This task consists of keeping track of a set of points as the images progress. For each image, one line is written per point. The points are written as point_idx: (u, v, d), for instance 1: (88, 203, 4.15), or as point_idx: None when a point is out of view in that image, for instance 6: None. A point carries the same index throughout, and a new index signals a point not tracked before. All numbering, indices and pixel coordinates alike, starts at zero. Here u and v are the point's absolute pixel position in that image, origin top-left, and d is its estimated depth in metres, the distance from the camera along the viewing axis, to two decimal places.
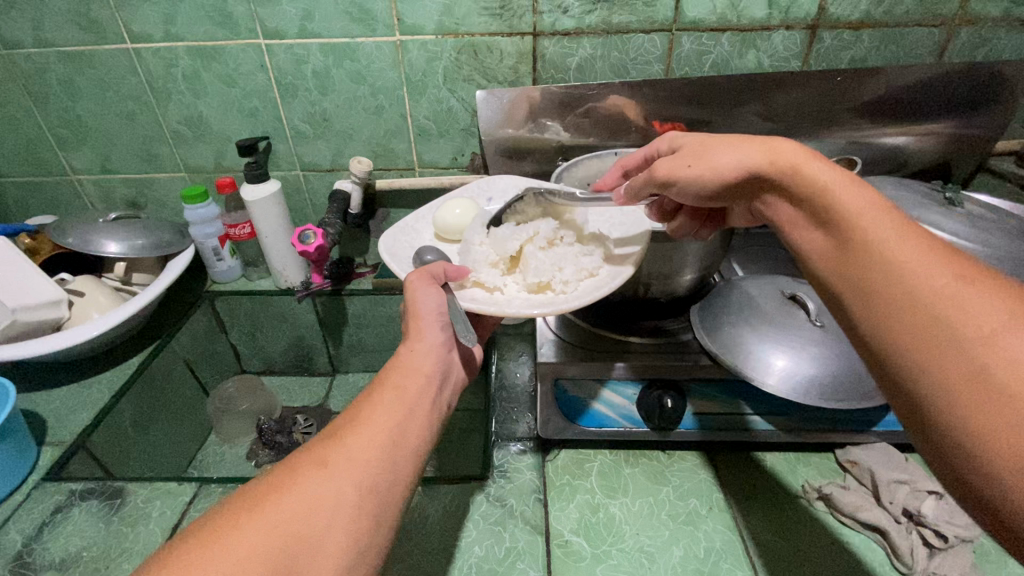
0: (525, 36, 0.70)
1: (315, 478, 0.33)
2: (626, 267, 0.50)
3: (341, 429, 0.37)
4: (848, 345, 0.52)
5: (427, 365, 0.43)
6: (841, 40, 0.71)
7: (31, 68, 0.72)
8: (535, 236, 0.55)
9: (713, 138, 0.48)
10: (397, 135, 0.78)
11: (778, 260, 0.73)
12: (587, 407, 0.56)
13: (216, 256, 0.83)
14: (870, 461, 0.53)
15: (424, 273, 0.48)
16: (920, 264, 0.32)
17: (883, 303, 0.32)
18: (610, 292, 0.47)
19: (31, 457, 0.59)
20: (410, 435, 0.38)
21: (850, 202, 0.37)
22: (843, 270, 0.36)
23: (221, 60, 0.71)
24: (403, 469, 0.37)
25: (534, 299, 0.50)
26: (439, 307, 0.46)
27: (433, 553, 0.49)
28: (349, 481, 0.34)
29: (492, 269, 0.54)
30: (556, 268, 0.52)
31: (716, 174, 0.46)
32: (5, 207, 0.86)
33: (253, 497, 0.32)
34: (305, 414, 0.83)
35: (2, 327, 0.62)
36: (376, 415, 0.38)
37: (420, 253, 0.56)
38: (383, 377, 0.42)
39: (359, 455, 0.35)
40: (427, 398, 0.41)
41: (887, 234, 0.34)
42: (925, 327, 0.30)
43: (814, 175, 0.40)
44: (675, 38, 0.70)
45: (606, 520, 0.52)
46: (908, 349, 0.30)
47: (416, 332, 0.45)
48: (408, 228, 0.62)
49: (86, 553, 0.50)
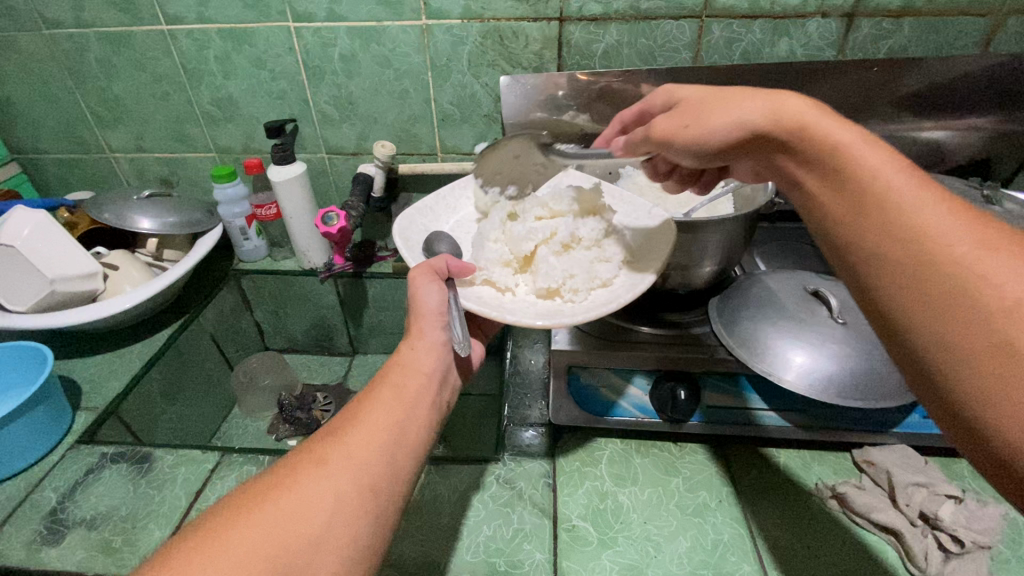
0: (551, 22, 0.69)
1: (314, 475, 0.35)
2: (641, 281, 0.50)
3: (341, 426, 0.39)
4: (873, 353, 0.51)
5: (426, 365, 0.45)
6: (879, 29, 0.68)
7: (71, 47, 0.75)
8: (551, 238, 0.55)
9: (714, 94, 0.43)
10: (421, 120, 0.79)
11: (802, 255, 0.72)
12: (598, 394, 0.56)
13: (243, 236, 0.85)
14: (887, 462, 0.52)
15: (426, 267, 0.48)
16: (945, 231, 0.29)
17: (899, 277, 0.30)
18: (621, 307, 0.46)
19: (66, 421, 0.62)
20: (409, 434, 0.40)
21: (868, 160, 0.34)
22: (861, 234, 0.33)
23: (252, 42, 0.72)
24: (401, 465, 0.38)
25: (542, 305, 0.50)
26: (441, 306, 0.47)
27: (441, 531, 0.50)
28: (347, 479, 0.35)
29: (504, 268, 0.55)
30: (567, 275, 0.52)
31: (716, 136, 0.42)
32: (46, 183, 0.90)
33: (253, 495, 0.33)
34: (324, 393, 0.87)
35: (41, 297, 0.65)
36: (374, 412, 0.40)
37: (434, 243, 0.56)
38: (383, 375, 0.44)
39: (355, 453, 0.37)
40: (425, 398, 0.43)
41: (910, 200, 0.31)
42: (952, 304, 0.28)
43: (824, 131, 0.36)
44: (705, 24, 0.68)
45: (614, 507, 0.52)
46: (928, 326, 0.28)
47: (416, 332, 0.47)
48: (427, 209, 0.61)
49: (115, 513, 0.53)
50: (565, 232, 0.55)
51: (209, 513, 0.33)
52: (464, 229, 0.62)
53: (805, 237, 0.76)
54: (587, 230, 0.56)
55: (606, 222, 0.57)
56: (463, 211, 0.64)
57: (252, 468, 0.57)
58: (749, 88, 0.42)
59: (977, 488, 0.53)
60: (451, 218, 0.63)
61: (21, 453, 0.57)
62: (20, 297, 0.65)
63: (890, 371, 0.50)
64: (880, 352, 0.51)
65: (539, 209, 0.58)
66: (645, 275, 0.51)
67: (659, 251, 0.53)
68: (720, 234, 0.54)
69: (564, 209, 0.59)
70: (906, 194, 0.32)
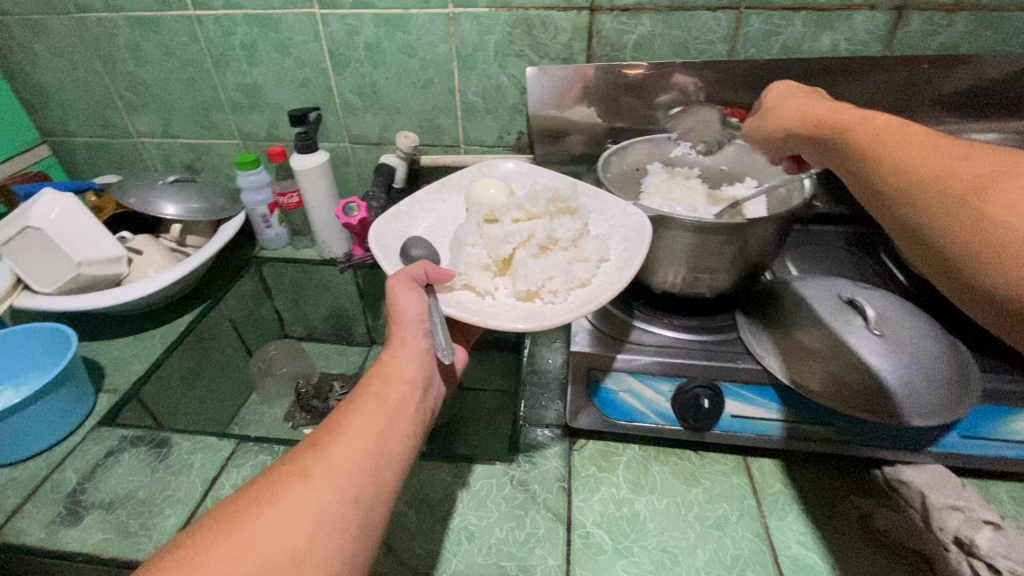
0: (581, 12, 0.67)
1: (299, 488, 0.37)
2: (616, 282, 0.50)
3: (326, 436, 0.40)
4: (904, 367, 0.48)
5: (409, 372, 0.46)
6: (930, 23, 0.64)
7: (101, 31, 0.75)
8: (528, 240, 0.54)
9: (781, 95, 0.51)
10: (444, 111, 0.77)
11: (837, 260, 0.69)
12: (617, 399, 0.55)
13: (265, 223, 0.86)
14: (921, 482, 0.49)
15: (404, 275, 0.49)
16: (944, 155, 0.35)
17: (935, 205, 0.34)
18: (596, 307, 0.47)
19: (88, 403, 0.63)
20: (392, 441, 0.41)
21: (873, 122, 0.41)
22: (893, 183, 0.37)
23: (278, 29, 0.72)
24: (385, 472, 0.40)
25: (521, 309, 0.51)
26: (421, 313, 0.48)
27: (453, 531, 0.50)
28: (332, 491, 0.37)
29: (483, 273, 0.54)
30: (547, 277, 0.51)
31: (777, 129, 0.50)
32: (75, 165, 0.91)
33: (240, 511, 0.35)
34: (341, 381, 0.86)
35: (68, 279, 0.66)
36: (358, 421, 0.41)
37: (408, 249, 0.56)
38: (365, 384, 0.45)
39: (341, 461, 0.38)
40: (408, 404, 0.44)
41: (910, 139, 0.38)
42: (982, 221, 0.31)
43: (849, 114, 0.43)
44: (743, 16, 0.65)
45: (630, 515, 0.51)
46: (941, 226, 0.33)
47: (398, 339, 0.48)
48: (403, 214, 0.61)
49: (133, 496, 0.53)
50: (542, 233, 0.54)
51: (199, 527, 0.35)
52: (441, 232, 0.62)
53: (841, 242, 0.72)
54: (564, 230, 0.54)
55: (583, 221, 0.56)
56: (440, 212, 0.64)
57: (267, 458, 0.57)
58: (800, 91, 0.50)
59: (1016, 514, 0.51)
60: (428, 220, 0.63)
61: (42, 434, 0.58)
62: (45, 278, 0.66)
63: (925, 386, 0.48)
64: (913, 365, 0.48)
65: (515, 211, 0.56)
66: (620, 275, 0.51)
67: (632, 251, 0.54)
68: (757, 237, 0.52)
69: (541, 210, 0.56)
70: (907, 137, 0.38)
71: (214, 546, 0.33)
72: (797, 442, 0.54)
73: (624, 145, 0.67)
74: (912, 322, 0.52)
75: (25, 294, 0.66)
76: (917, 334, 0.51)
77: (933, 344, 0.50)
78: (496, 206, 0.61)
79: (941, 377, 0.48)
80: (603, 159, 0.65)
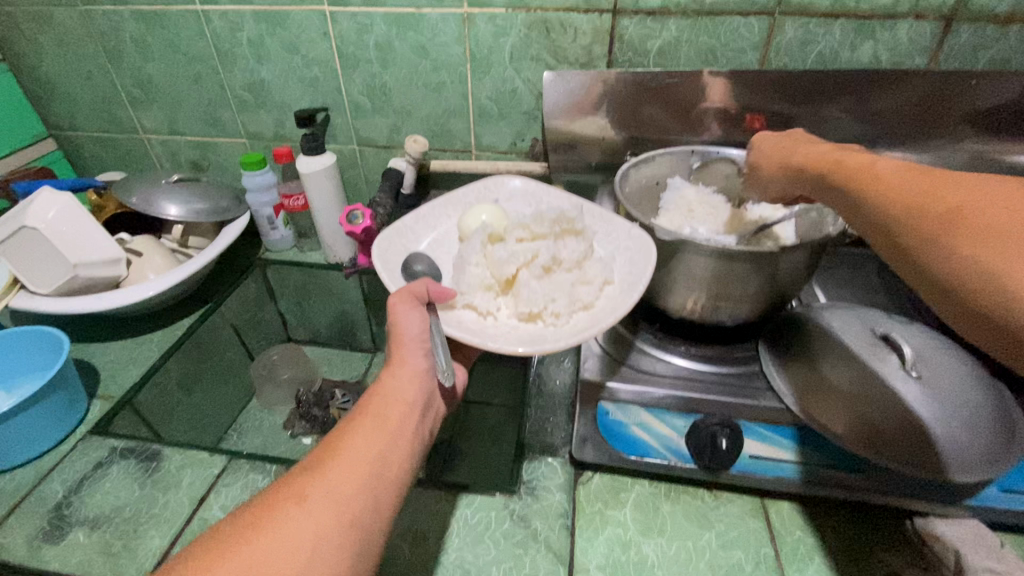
0: (603, 14, 0.63)
1: (292, 515, 0.34)
2: (622, 306, 0.48)
3: (318, 462, 0.37)
4: (945, 415, 0.44)
5: (410, 393, 0.43)
6: (980, 36, 0.59)
7: (107, 25, 0.73)
8: (533, 260, 0.51)
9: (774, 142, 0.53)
10: (456, 115, 0.74)
11: (869, 287, 0.65)
12: (629, 433, 0.51)
13: (270, 225, 0.83)
14: (957, 539, 0.45)
15: (405, 293, 0.46)
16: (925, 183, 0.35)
17: (927, 232, 0.33)
18: (601, 332, 0.44)
19: (81, 410, 0.61)
20: (389, 469, 0.38)
21: (855, 162, 0.41)
22: (880, 215, 0.37)
23: (286, 26, 0.69)
24: (384, 498, 0.37)
25: (523, 331, 0.48)
26: (424, 332, 0.45)
27: (446, 569, 0.47)
28: (326, 519, 0.34)
29: (485, 293, 0.51)
30: (549, 299, 0.49)
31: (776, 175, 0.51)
32: (81, 160, 0.90)
33: (228, 539, 0.32)
34: (343, 390, 0.83)
35: (64, 281, 0.64)
36: (353, 446, 0.38)
37: (411, 265, 0.54)
38: (364, 404, 0.42)
39: (335, 491, 0.35)
40: (407, 428, 0.41)
41: (890, 172, 0.38)
42: (981, 258, 0.30)
43: (833, 158, 0.44)
44: (777, 23, 0.61)
45: (637, 560, 0.47)
46: (938, 252, 0.33)
47: (398, 358, 0.44)
48: (406, 228, 0.59)
49: (118, 514, 0.51)
50: (547, 254, 0.51)
51: (184, 557, 0.32)
52: (445, 248, 0.59)
53: (874, 266, 0.68)
54: (569, 251, 0.52)
55: (589, 243, 0.53)
56: (445, 227, 0.62)
57: (258, 477, 0.54)
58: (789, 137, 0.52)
59: None
60: (432, 235, 0.60)
61: (31, 442, 0.56)
62: (41, 279, 0.65)
63: (967, 437, 0.43)
64: (953, 410, 0.44)
65: (520, 230, 0.54)
66: (626, 299, 0.48)
67: (638, 274, 0.51)
68: (786, 266, 0.48)
69: (546, 230, 0.53)
70: (885, 171, 0.38)
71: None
72: (815, 487, 0.49)
73: (644, 158, 0.63)
74: (952, 360, 0.47)
75: (21, 295, 0.65)
76: (957, 374, 0.46)
77: (975, 386, 0.46)
78: (502, 225, 0.58)
79: (985, 425, 0.44)
80: (621, 173, 0.61)
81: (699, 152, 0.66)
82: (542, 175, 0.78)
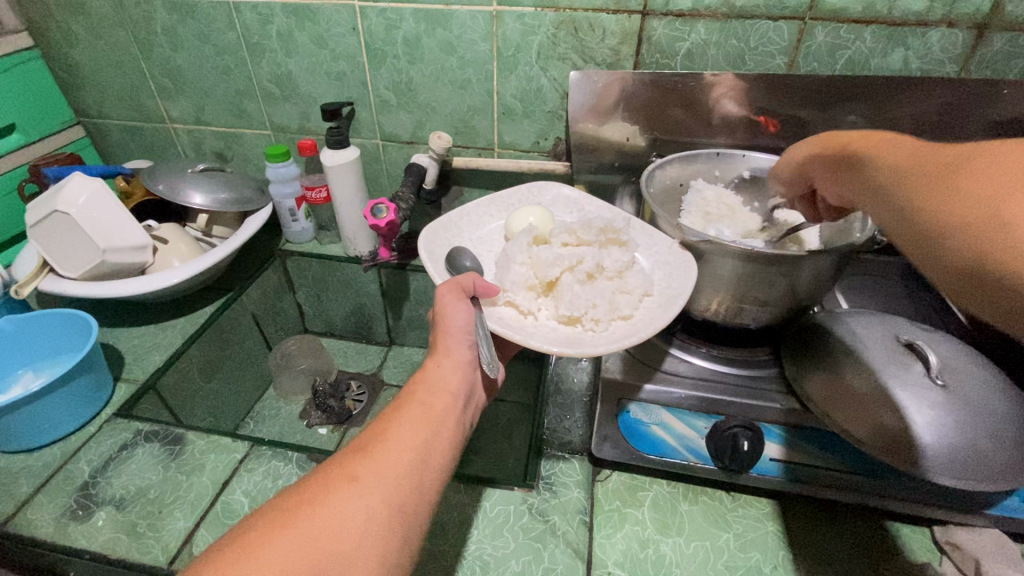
0: (632, 15, 0.63)
1: (345, 492, 0.35)
2: (663, 317, 0.47)
3: (366, 444, 0.38)
4: (965, 422, 0.43)
5: (452, 383, 0.44)
6: (1013, 45, 0.59)
7: (139, 15, 0.74)
8: (577, 265, 0.52)
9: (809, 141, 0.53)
10: (481, 112, 0.75)
11: (890, 295, 0.65)
12: (648, 431, 0.52)
13: (291, 217, 0.84)
14: (977, 550, 0.45)
15: (454, 285, 0.46)
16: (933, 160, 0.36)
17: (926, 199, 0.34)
18: (641, 342, 0.44)
19: (107, 391, 0.63)
20: (435, 453, 0.39)
21: (884, 148, 0.41)
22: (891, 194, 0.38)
23: (315, 20, 0.70)
24: (429, 482, 0.38)
25: (562, 333, 0.48)
26: (468, 325, 0.46)
27: (467, 560, 0.47)
28: (378, 498, 0.35)
29: (527, 292, 0.51)
30: (591, 304, 0.49)
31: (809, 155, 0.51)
32: (108, 147, 0.91)
33: (284, 512, 0.33)
34: (358, 381, 0.88)
35: (92, 264, 0.65)
36: (401, 429, 0.39)
37: (457, 258, 0.55)
38: (408, 391, 0.43)
39: (385, 471, 0.36)
40: (451, 416, 0.42)
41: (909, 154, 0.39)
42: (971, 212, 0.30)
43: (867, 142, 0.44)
44: (807, 27, 0.61)
45: (655, 558, 0.47)
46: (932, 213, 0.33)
47: (442, 349, 0.46)
48: (451, 223, 0.59)
49: (144, 495, 0.52)
50: (591, 261, 0.51)
51: (241, 528, 0.33)
52: (487, 246, 0.60)
53: (896, 274, 0.68)
54: (613, 259, 0.52)
55: (632, 253, 0.54)
56: (489, 227, 0.62)
57: (280, 464, 0.55)
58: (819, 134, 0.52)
59: None
60: (475, 233, 0.61)
61: (58, 423, 0.57)
62: (71, 263, 0.66)
63: (992, 447, 0.43)
64: (978, 421, 0.44)
65: (566, 234, 0.54)
66: (666, 311, 0.48)
67: (680, 288, 0.51)
68: (814, 271, 0.48)
69: (592, 237, 0.54)
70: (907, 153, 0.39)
71: (252, 556, 0.31)
72: (814, 487, 0.49)
73: (668, 159, 0.64)
74: (977, 370, 0.47)
75: (50, 278, 0.66)
76: (982, 385, 0.46)
77: (1003, 399, 0.45)
78: (547, 229, 0.59)
79: (1009, 437, 0.44)
80: (647, 173, 0.62)
81: (726, 155, 0.66)
82: (563, 174, 0.78)
